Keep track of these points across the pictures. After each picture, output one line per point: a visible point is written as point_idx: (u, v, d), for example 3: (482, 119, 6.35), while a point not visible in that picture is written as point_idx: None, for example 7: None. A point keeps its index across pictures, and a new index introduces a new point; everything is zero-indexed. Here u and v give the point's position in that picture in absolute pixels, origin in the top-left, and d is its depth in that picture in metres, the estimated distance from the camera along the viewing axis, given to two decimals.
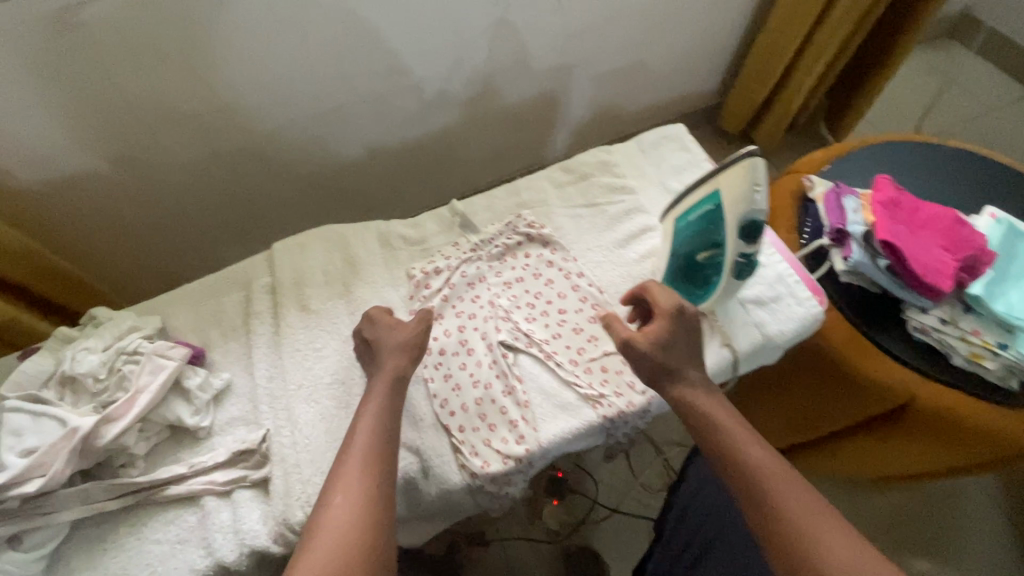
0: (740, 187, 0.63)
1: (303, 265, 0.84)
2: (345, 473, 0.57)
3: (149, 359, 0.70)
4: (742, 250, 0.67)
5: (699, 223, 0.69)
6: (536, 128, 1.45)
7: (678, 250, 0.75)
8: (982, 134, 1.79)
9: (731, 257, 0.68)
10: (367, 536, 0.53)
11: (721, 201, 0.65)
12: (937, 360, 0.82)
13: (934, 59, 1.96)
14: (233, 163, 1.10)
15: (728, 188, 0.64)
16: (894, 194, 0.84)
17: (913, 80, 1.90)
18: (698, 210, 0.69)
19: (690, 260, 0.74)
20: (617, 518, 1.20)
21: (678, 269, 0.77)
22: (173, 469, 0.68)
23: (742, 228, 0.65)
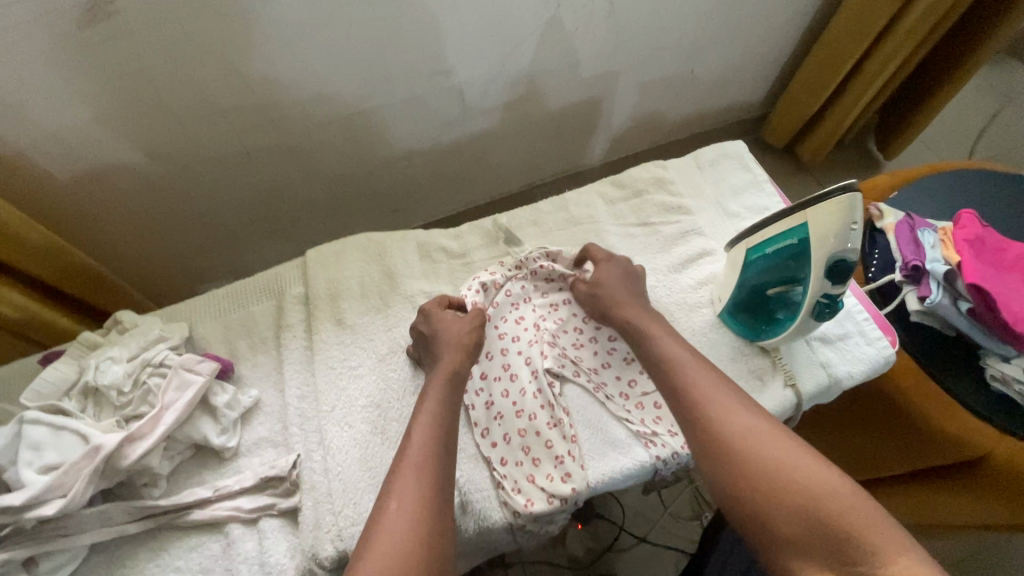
0: (835, 224, 0.57)
1: (339, 276, 0.80)
2: (401, 480, 0.54)
3: (175, 374, 0.67)
4: (825, 290, 0.60)
5: (778, 258, 0.64)
6: (575, 134, 1.39)
7: (747, 279, 0.69)
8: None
9: (812, 297, 0.61)
10: (424, 552, 0.49)
11: (808, 238, 0.59)
12: (1016, 414, 0.76)
13: (992, 77, 1.86)
14: (265, 161, 1.06)
15: (817, 224, 0.58)
16: (980, 231, 0.77)
17: (969, 99, 1.81)
18: (778, 244, 0.63)
19: (760, 292, 0.68)
20: (644, 547, 1.14)
21: (743, 299, 0.71)
22: (196, 493, 0.64)
23: (828, 269, 0.58)
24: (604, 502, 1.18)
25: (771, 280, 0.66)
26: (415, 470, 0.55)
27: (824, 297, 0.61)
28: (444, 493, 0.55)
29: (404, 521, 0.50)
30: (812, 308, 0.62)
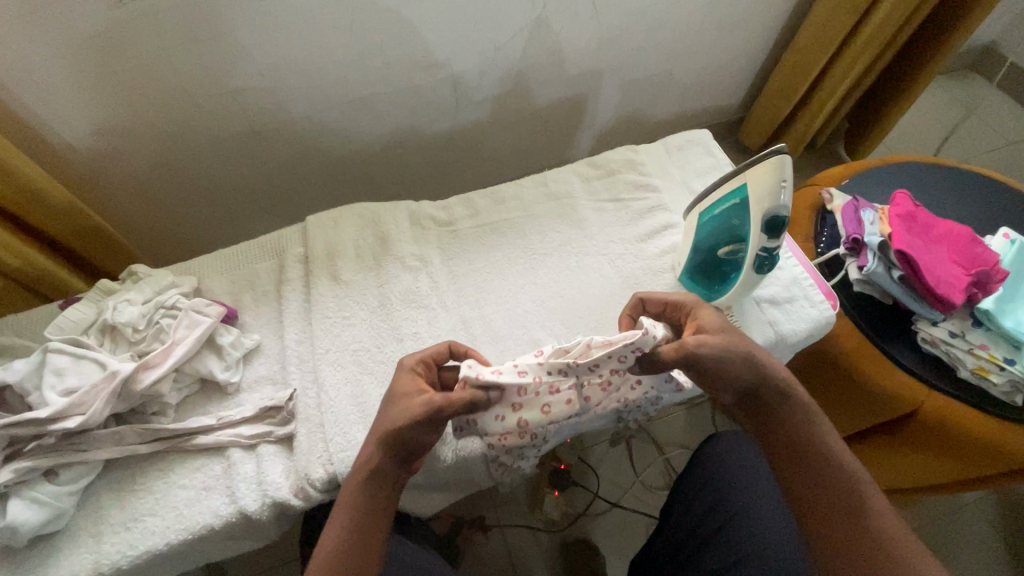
0: (768, 183, 0.65)
1: (336, 239, 0.88)
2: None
3: (186, 315, 0.74)
4: (762, 245, 0.69)
5: (724, 217, 0.72)
6: (561, 128, 1.49)
7: (701, 244, 0.77)
8: (998, 166, 1.81)
9: (752, 251, 0.70)
10: None
11: (747, 196, 0.68)
12: (944, 372, 0.85)
13: (955, 90, 1.99)
14: (269, 140, 1.14)
15: (755, 183, 0.66)
16: (911, 208, 0.87)
17: (933, 109, 1.93)
18: (724, 205, 0.71)
19: (713, 254, 0.77)
20: (616, 512, 1.21)
21: (699, 262, 0.79)
22: (201, 420, 0.71)
23: (767, 223, 0.67)
24: (580, 471, 1.25)
25: (721, 241, 0.75)
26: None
27: (767, 249, 0.69)
28: None
29: None
30: (758, 259, 0.70)
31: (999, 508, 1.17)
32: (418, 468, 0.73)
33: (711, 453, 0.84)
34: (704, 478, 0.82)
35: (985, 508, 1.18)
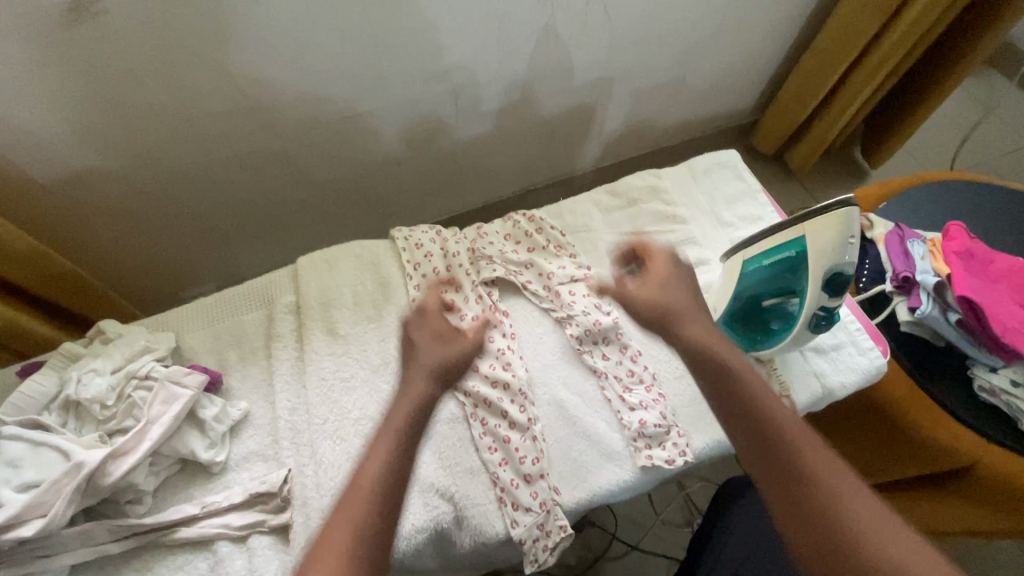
0: (832, 236, 0.59)
1: (331, 286, 0.79)
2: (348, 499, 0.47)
3: (161, 387, 0.64)
4: (822, 302, 0.63)
5: (775, 269, 0.64)
6: (568, 139, 1.39)
7: (742, 288, 0.68)
8: (1019, 170, 1.74)
9: (809, 308, 0.63)
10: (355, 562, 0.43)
11: (806, 248, 0.61)
12: (1002, 423, 0.77)
13: (973, 88, 1.91)
14: (255, 165, 1.03)
15: (814, 235, 0.60)
16: (968, 243, 0.78)
17: (951, 110, 1.85)
18: (775, 255, 0.63)
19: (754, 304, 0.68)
20: (636, 555, 1.14)
21: (738, 311, 0.70)
22: (183, 509, 0.62)
23: (828, 282, 0.61)
24: (596, 510, 1.18)
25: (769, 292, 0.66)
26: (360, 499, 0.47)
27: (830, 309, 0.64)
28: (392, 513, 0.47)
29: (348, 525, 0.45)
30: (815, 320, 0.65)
31: None
32: (431, 553, 0.66)
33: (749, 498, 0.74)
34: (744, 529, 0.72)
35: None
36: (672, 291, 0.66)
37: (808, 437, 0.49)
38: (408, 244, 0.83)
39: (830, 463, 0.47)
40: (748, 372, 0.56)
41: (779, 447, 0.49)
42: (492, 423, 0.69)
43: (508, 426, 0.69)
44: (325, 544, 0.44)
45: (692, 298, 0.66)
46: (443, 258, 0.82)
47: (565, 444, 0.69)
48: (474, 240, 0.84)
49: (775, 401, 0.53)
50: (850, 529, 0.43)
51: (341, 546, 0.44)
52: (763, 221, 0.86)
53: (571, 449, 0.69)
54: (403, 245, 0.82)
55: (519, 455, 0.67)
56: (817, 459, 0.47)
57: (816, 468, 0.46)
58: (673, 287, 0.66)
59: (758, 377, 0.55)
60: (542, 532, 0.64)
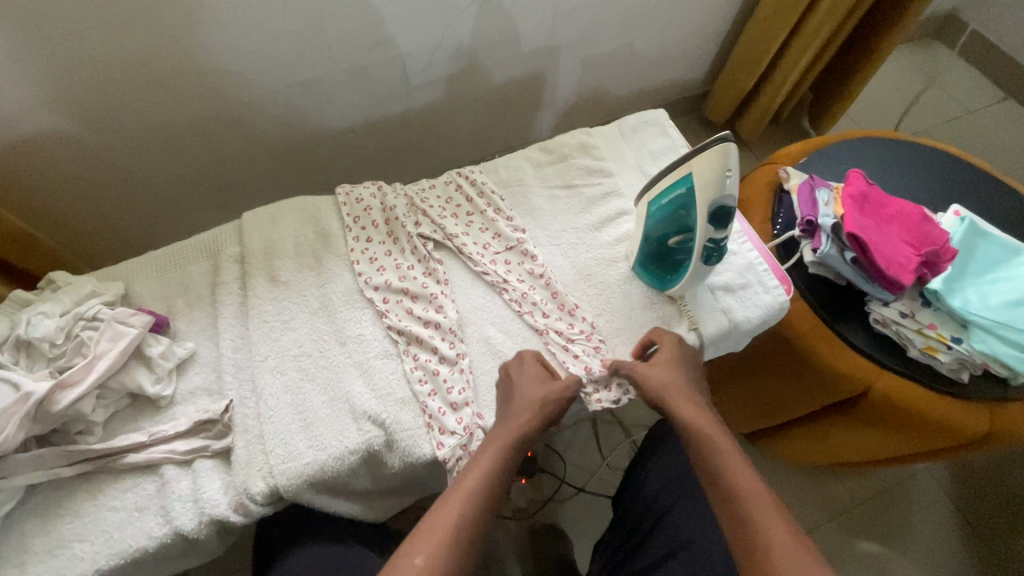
0: (712, 171, 0.65)
1: (273, 237, 0.83)
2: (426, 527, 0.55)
3: (109, 326, 0.69)
4: (710, 236, 0.69)
5: (671, 207, 0.72)
6: (521, 107, 1.44)
7: (650, 228, 0.76)
8: (957, 135, 1.83)
9: (700, 242, 0.70)
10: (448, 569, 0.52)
11: (693, 185, 0.67)
12: (895, 353, 0.85)
13: (918, 57, 1.98)
14: (207, 130, 1.06)
15: (699, 171, 0.66)
16: (864, 187, 0.86)
17: (896, 78, 1.93)
18: (670, 194, 0.71)
19: (660, 243, 0.76)
20: (582, 497, 1.22)
21: (650, 251, 0.78)
22: (131, 437, 0.67)
23: (712, 212, 0.67)
24: (547, 457, 1.25)
25: (670, 230, 0.74)
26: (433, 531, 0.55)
27: (715, 240, 0.70)
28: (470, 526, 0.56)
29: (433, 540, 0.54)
30: (705, 250, 0.71)
31: (949, 474, 1.21)
32: (365, 474, 0.72)
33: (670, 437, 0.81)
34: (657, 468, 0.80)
35: (937, 474, 1.21)
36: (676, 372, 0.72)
37: (722, 443, 0.64)
38: (348, 198, 0.87)
39: (739, 460, 0.62)
40: (687, 398, 0.69)
41: (701, 454, 0.64)
42: (423, 358, 0.74)
43: (439, 361, 0.75)
44: (404, 555, 0.53)
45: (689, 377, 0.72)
46: (380, 212, 0.87)
47: (492, 377, 0.75)
48: (414, 195, 0.89)
49: (703, 418, 0.67)
50: (738, 510, 0.58)
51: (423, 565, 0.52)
52: None
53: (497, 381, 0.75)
54: (345, 199, 0.87)
55: (447, 385, 0.73)
56: (728, 459, 0.62)
57: (723, 464, 0.62)
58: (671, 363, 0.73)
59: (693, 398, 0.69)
60: (465, 451, 0.70)
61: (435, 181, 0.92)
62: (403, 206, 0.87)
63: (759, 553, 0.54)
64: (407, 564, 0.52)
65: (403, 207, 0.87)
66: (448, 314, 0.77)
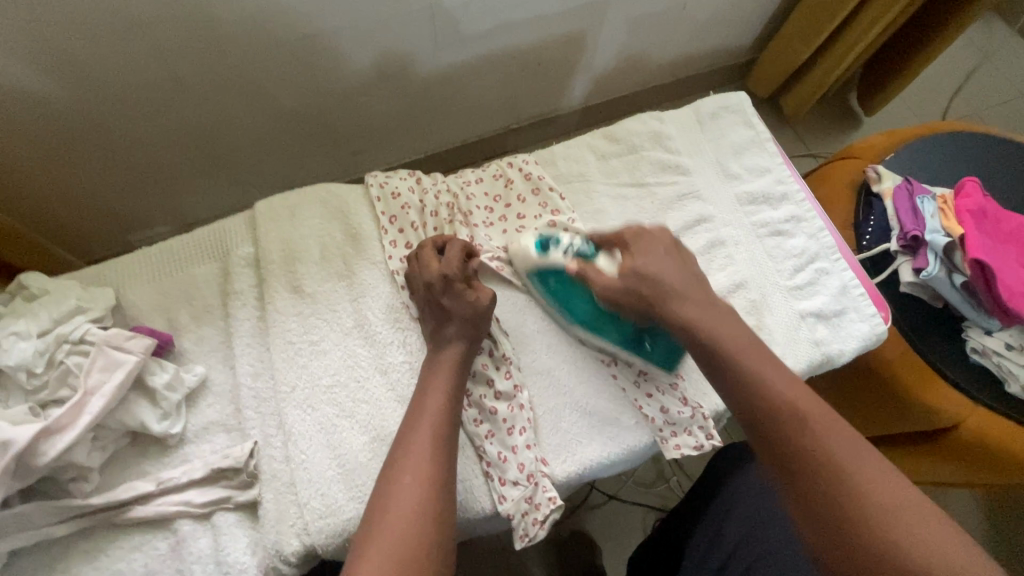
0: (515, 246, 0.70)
1: (294, 237, 0.70)
2: (413, 449, 0.53)
3: (100, 352, 0.56)
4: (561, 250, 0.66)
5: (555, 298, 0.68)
6: (563, 73, 1.25)
7: (574, 319, 0.68)
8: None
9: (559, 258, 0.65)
10: (425, 507, 0.50)
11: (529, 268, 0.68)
12: (989, 386, 0.77)
13: (988, 31, 1.80)
14: (201, 92, 0.88)
15: (517, 258, 0.69)
16: (982, 201, 0.76)
17: (964, 54, 1.75)
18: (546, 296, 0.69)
19: (592, 316, 0.67)
20: (614, 505, 1.09)
21: (613, 339, 0.66)
22: (136, 488, 0.56)
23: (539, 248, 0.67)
24: None
25: (575, 290, 0.67)
26: (419, 458, 0.53)
27: (564, 244, 0.66)
28: (448, 467, 0.53)
29: (416, 478, 0.51)
30: (573, 256, 0.65)
31: None
32: None
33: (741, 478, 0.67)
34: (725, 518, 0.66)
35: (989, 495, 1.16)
36: (661, 266, 0.62)
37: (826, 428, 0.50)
38: (381, 192, 0.73)
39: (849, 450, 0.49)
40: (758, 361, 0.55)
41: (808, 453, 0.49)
42: (478, 394, 0.64)
43: (494, 396, 0.64)
44: (394, 475, 0.52)
45: (679, 271, 0.63)
46: (420, 210, 0.73)
47: (555, 415, 0.65)
48: (458, 191, 0.75)
49: (796, 389, 0.53)
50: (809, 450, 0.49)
51: (417, 482, 0.51)
52: (770, 173, 0.79)
53: (562, 421, 0.65)
54: (378, 193, 0.73)
55: (507, 426, 0.63)
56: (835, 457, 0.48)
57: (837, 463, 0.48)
58: (663, 260, 0.63)
59: (778, 364, 0.55)
60: (531, 505, 0.60)
61: (481, 172, 0.78)
62: (444, 206, 0.74)
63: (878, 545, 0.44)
64: (401, 483, 0.51)
65: (446, 205, 0.74)
66: (498, 339, 0.67)
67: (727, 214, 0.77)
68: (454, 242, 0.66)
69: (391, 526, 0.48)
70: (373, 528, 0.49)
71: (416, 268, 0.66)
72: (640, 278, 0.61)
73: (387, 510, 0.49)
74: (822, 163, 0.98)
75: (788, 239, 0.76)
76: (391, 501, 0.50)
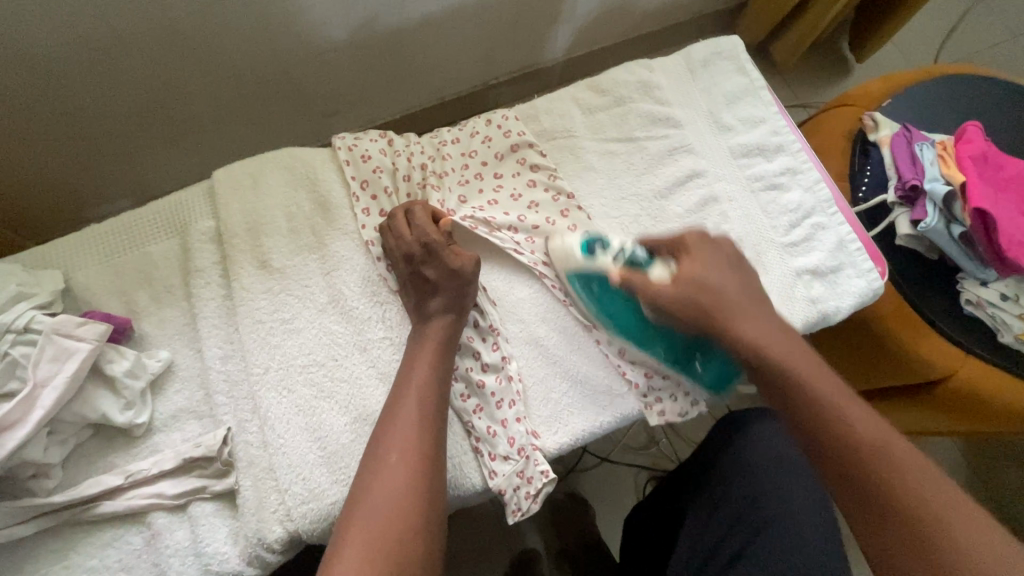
0: (561, 241, 0.64)
1: (257, 206, 0.65)
2: (397, 426, 0.51)
3: (48, 342, 0.51)
4: (618, 253, 0.61)
5: (595, 303, 0.63)
6: (545, 22, 1.16)
7: (615, 328, 0.63)
8: (1015, 59, 1.63)
9: (608, 263, 0.61)
10: (412, 489, 0.47)
11: (575, 274, 0.64)
12: (983, 336, 0.76)
13: None
14: (145, 53, 0.78)
15: (562, 262, 0.64)
16: (983, 146, 0.74)
17: None
18: (586, 296, 0.64)
19: (636, 326, 0.62)
20: (605, 467, 1.09)
21: (660, 355, 0.62)
22: (103, 482, 0.53)
23: (586, 247, 0.62)
24: None
25: (618, 296, 0.62)
26: (404, 436, 0.50)
27: (615, 249, 0.62)
28: (435, 447, 0.51)
29: (400, 460, 0.49)
30: (622, 262, 0.61)
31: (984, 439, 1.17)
32: None
33: (750, 442, 0.65)
34: (730, 485, 0.64)
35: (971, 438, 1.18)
36: (714, 272, 0.58)
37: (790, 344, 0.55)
38: (351, 155, 0.68)
39: (853, 405, 0.51)
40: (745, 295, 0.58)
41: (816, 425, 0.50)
42: (464, 367, 0.61)
43: (481, 369, 0.61)
44: (378, 453, 0.49)
45: (741, 282, 0.58)
46: (392, 175, 0.68)
47: (546, 385, 0.62)
48: (432, 153, 0.70)
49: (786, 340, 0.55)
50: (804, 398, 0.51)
51: (402, 462, 0.48)
52: (765, 124, 0.75)
53: (552, 392, 0.62)
54: (347, 157, 0.68)
55: (495, 399, 0.60)
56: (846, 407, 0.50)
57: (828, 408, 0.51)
58: (715, 265, 0.59)
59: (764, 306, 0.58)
60: (523, 479, 0.58)
61: (457, 131, 0.72)
62: (418, 170, 0.68)
63: (891, 490, 0.46)
64: (385, 463, 0.48)
65: (420, 168, 0.69)
66: (484, 309, 0.63)
67: (720, 168, 0.72)
68: (421, 205, 0.62)
69: (375, 504, 0.46)
70: (356, 511, 0.46)
71: (391, 239, 0.62)
72: (694, 284, 0.57)
73: (368, 493, 0.47)
74: (816, 112, 0.94)
75: (784, 194, 0.72)
76: (375, 482, 0.48)
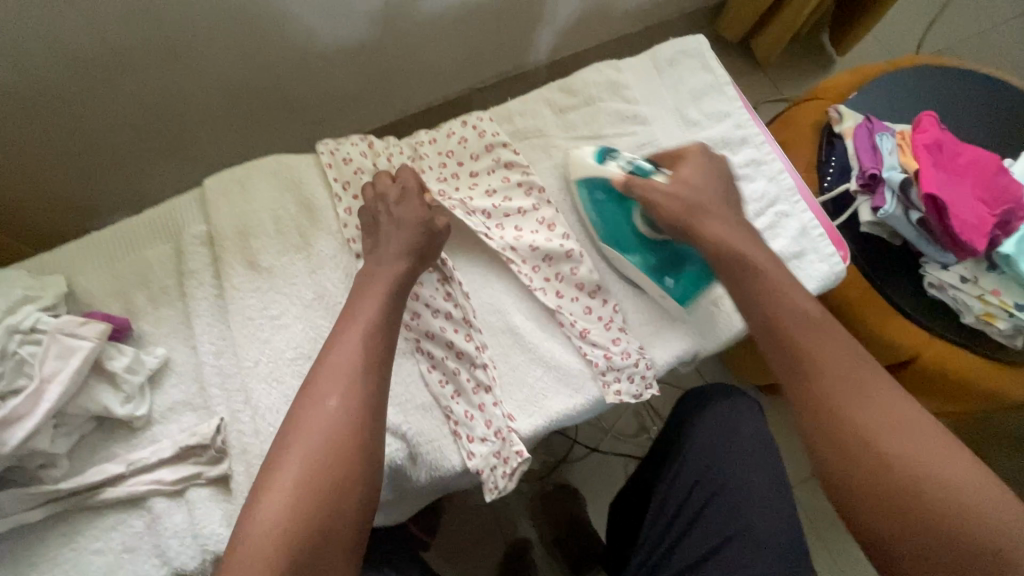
0: (580, 152, 0.72)
1: (246, 210, 0.68)
2: (334, 373, 0.50)
3: (53, 341, 0.55)
4: (628, 163, 0.69)
5: (597, 211, 0.72)
6: (526, 27, 1.19)
7: (608, 237, 0.71)
8: (993, 50, 1.66)
9: (615, 170, 0.69)
10: (348, 436, 0.48)
11: (583, 181, 0.72)
12: (946, 317, 0.79)
13: None
14: (141, 70, 0.83)
15: (575, 169, 0.72)
16: (937, 135, 0.77)
17: None
18: (592, 206, 0.72)
19: (627, 236, 0.70)
20: (595, 456, 1.12)
21: (640, 261, 0.70)
22: (106, 470, 0.57)
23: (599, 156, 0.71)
24: None
25: (617, 206, 0.71)
26: (341, 383, 0.50)
27: (622, 160, 0.70)
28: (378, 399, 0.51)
29: (335, 408, 0.48)
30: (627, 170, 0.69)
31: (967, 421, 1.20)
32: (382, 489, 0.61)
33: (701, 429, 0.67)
34: (688, 475, 0.66)
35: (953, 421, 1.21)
36: (702, 180, 0.67)
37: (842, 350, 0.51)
38: (333, 158, 0.72)
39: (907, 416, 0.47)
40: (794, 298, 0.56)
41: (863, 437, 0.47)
42: (441, 356, 0.64)
43: (457, 357, 0.65)
44: (312, 398, 0.49)
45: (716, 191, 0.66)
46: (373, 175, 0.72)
47: (521, 372, 0.66)
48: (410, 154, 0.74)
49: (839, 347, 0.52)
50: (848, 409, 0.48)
51: (338, 409, 0.49)
52: (730, 118, 0.78)
53: (527, 377, 0.66)
54: (330, 160, 0.72)
55: (471, 385, 0.64)
56: (872, 419, 0.48)
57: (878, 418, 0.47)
58: (706, 174, 0.67)
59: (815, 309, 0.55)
60: (499, 459, 0.61)
61: (434, 132, 0.76)
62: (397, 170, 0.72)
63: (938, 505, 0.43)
64: (320, 408, 0.48)
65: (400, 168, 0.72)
66: (459, 302, 0.67)
67: None
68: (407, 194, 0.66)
69: (308, 448, 0.47)
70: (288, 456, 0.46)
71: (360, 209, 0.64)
72: (681, 184, 0.65)
73: (301, 438, 0.47)
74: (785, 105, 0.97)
75: (748, 183, 0.75)
76: (308, 427, 0.48)
